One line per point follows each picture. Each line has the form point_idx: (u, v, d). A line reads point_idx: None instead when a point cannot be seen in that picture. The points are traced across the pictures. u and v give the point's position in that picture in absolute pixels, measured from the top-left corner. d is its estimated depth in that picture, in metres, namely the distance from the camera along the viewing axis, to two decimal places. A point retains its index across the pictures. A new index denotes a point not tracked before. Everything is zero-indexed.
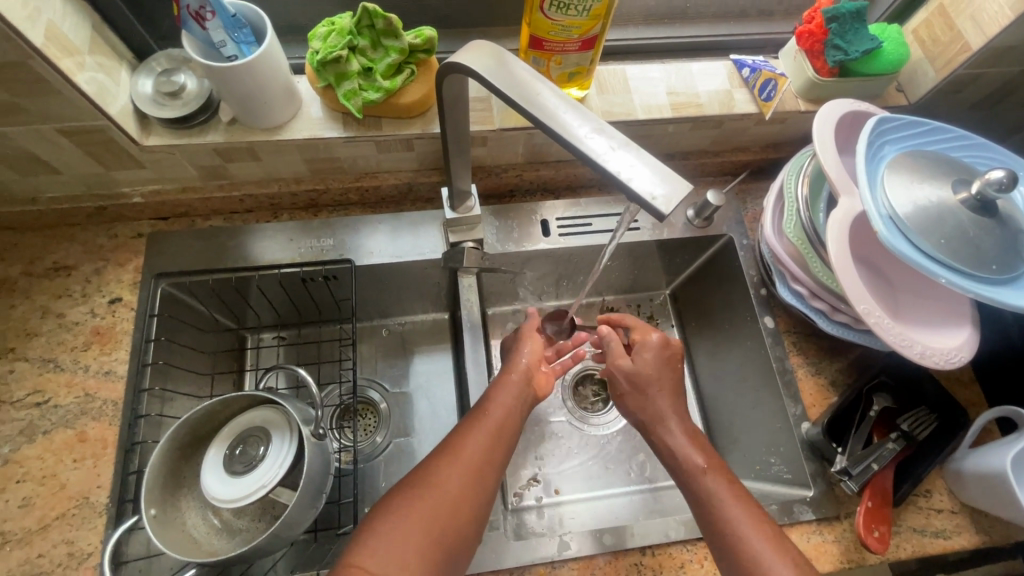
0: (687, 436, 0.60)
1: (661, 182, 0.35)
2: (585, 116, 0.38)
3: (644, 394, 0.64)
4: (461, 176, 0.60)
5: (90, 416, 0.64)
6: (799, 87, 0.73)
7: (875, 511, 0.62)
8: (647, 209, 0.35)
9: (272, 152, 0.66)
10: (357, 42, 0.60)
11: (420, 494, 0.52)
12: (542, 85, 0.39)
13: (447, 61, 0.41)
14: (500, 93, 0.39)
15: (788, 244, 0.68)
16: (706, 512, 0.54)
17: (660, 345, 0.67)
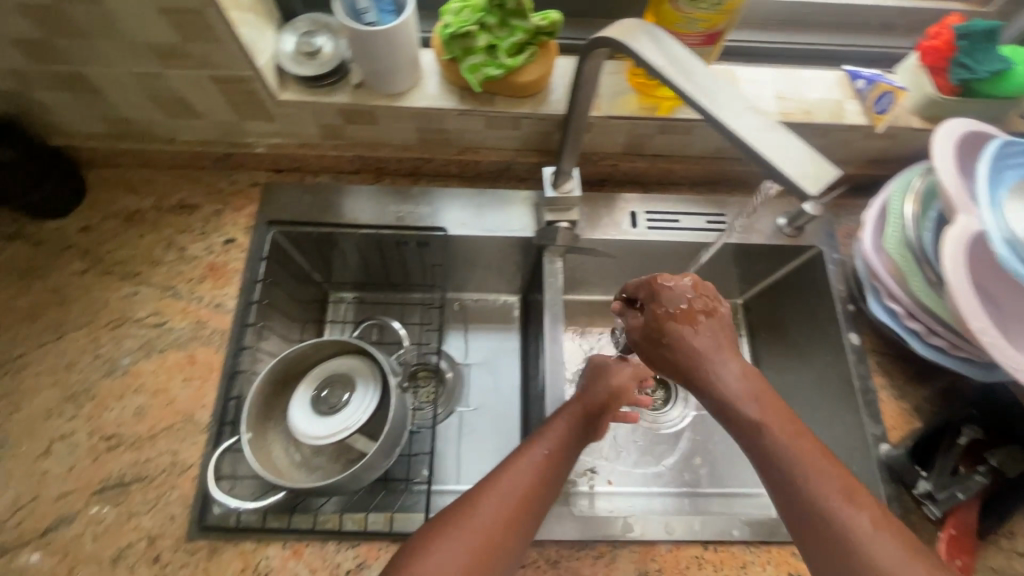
0: (739, 377, 0.52)
1: (808, 163, 0.36)
2: (735, 99, 0.40)
3: (682, 340, 0.54)
4: (569, 156, 0.63)
5: (200, 341, 0.69)
6: (915, 104, 0.71)
7: (959, 539, 0.61)
8: (791, 188, 0.36)
9: (390, 117, 0.70)
10: (487, 19, 0.62)
11: (454, 539, 0.51)
12: (693, 70, 0.41)
13: (599, 38, 0.44)
14: (649, 69, 0.41)
15: (887, 260, 0.67)
16: (772, 465, 0.48)
17: (692, 289, 0.57)
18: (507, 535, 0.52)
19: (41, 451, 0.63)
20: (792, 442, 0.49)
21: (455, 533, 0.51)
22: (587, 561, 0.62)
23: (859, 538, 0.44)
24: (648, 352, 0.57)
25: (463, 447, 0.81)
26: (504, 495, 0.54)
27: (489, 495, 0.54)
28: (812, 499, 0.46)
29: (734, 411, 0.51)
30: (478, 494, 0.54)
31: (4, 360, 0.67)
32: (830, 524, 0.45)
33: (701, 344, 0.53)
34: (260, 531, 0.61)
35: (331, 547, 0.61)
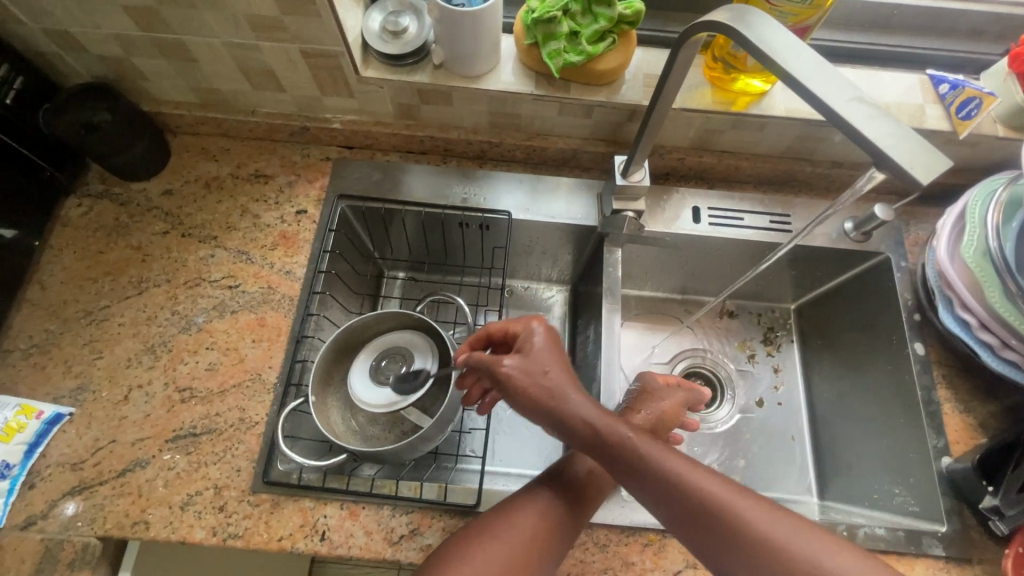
0: (596, 406, 0.55)
1: (918, 153, 0.36)
2: (843, 86, 0.39)
3: (542, 379, 0.56)
4: (644, 147, 0.63)
5: (270, 306, 0.72)
6: (1001, 112, 0.69)
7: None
8: (901, 177, 0.36)
9: (465, 99, 0.72)
10: (570, 7, 0.63)
11: (485, 551, 0.53)
12: (806, 59, 0.41)
13: (700, 23, 0.45)
14: (756, 51, 0.41)
15: (963, 269, 0.65)
16: (652, 480, 0.50)
17: (543, 329, 0.60)
18: (537, 551, 0.54)
19: (121, 398, 0.67)
20: (663, 453, 0.51)
21: (478, 549, 0.53)
22: (635, 547, 0.62)
23: (751, 525, 0.46)
24: (511, 390, 0.57)
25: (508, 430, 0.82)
26: (536, 514, 0.56)
27: (512, 514, 0.56)
28: (714, 506, 0.48)
29: (605, 441, 0.53)
30: (499, 512, 0.57)
31: (90, 310, 0.71)
32: (736, 525, 0.47)
33: (559, 376, 0.57)
34: (320, 490, 0.62)
35: (386, 511, 0.63)
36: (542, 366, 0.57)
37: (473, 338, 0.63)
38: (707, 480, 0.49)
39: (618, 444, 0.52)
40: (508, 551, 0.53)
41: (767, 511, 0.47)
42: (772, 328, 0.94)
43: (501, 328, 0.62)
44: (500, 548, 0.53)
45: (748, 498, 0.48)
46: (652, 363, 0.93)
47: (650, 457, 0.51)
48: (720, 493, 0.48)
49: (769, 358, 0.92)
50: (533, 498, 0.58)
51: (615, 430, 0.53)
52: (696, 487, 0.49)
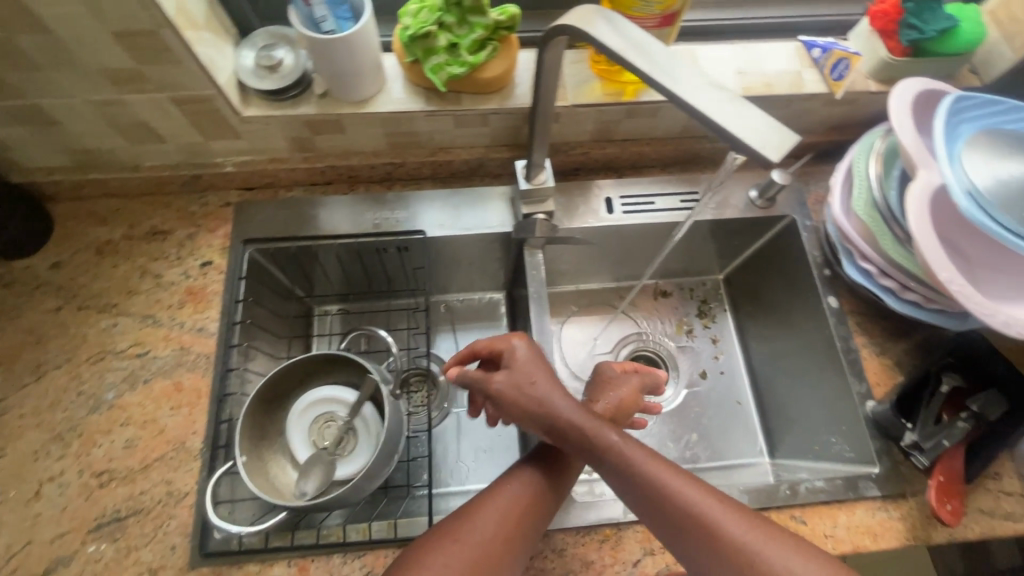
0: (584, 410, 0.56)
1: (767, 132, 0.37)
2: (693, 77, 0.40)
3: (529, 388, 0.58)
4: (540, 149, 0.63)
5: (185, 368, 0.68)
6: (871, 68, 0.73)
7: (946, 485, 0.63)
8: (753, 157, 0.37)
9: (357, 124, 0.70)
10: (445, 18, 0.63)
11: (451, 551, 0.52)
12: (664, 60, 0.41)
13: (557, 28, 0.45)
14: (609, 52, 0.42)
15: (857, 221, 0.69)
16: (623, 475, 0.52)
17: (527, 346, 0.61)
18: (514, 536, 0.54)
19: (31, 494, 0.62)
20: (647, 457, 0.53)
21: (467, 528, 0.54)
22: (593, 546, 0.62)
23: (714, 520, 0.49)
24: (504, 402, 0.59)
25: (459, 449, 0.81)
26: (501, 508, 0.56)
27: (501, 492, 0.57)
28: (697, 510, 0.49)
29: (581, 437, 0.55)
30: (488, 492, 0.58)
31: None
32: (717, 531, 0.48)
33: (544, 384, 0.58)
34: (264, 552, 0.60)
35: (338, 560, 0.61)
36: (528, 378, 0.58)
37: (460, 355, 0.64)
38: (676, 478, 0.51)
39: (595, 438, 0.54)
40: (493, 527, 0.54)
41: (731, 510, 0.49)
42: (705, 301, 0.97)
43: (485, 349, 0.62)
44: (489, 525, 0.54)
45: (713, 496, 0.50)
46: (596, 354, 0.94)
47: (624, 452, 0.53)
48: (687, 490, 0.50)
49: (706, 331, 0.95)
50: (504, 491, 0.57)
51: (601, 433, 0.55)
52: (663, 483, 0.51)
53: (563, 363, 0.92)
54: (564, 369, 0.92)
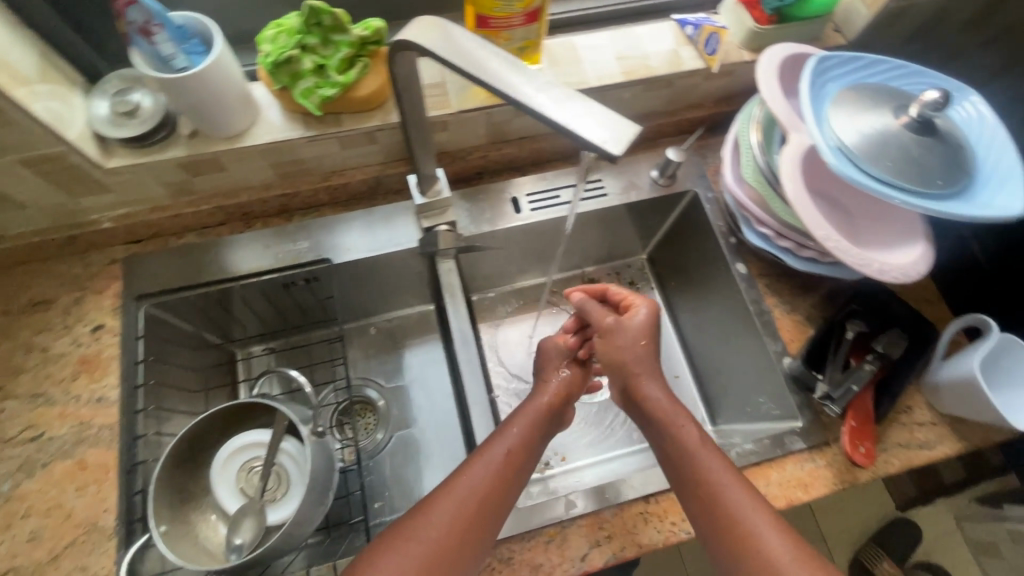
0: (671, 396, 0.63)
1: (608, 126, 0.37)
2: (527, 75, 0.40)
3: (638, 345, 0.66)
4: (426, 160, 0.62)
5: (88, 443, 0.64)
6: (742, 39, 0.74)
7: (859, 429, 0.67)
8: (597, 151, 0.37)
9: (237, 160, 0.67)
10: (307, 40, 0.60)
11: (405, 551, 0.52)
12: (497, 61, 0.41)
13: (390, 50, 0.44)
14: (443, 61, 0.41)
15: (749, 189, 0.71)
16: (683, 470, 0.57)
17: (649, 313, 0.68)
18: (469, 528, 0.55)
19: None
20: (706, 452, 0.57)
21: (453, 486, 0.57)
22: (539, 548, 0.62)
23: (755, 525, 0.51)
24: (609, 344, 0.68)
25: (413, 467, 0.82)
26: (460, 500, 0.56)
27: (487, 451, 0.60)
28: (734, 510, 0.53)
29: (662, 417, 0.61)
30: (477, 451, 0.61)
31: None
32: (749, 534, 0.51)
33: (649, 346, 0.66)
34: None
35: None
36: (639, 337, 0.66)
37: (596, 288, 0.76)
38: (741, 485, 0.55)
39: (671, 418, 0.61)
40: (477, 482, 0.57)
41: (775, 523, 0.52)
42: (633, 283, 0.98)
43: (619, 293, 0.73)
44: (472, 480, 0.57)
45: (766, 510, 0.53)
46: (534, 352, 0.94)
47: (697, 448, 0.58)
48: (743, 497, 0.54)
49: None
50: (463, 479, 0.57)
51: (676, 419, 0.61)
52: (722, 487, 0.54)
53: (500, 366, 0.92)
54: (502, 372, 0.91)
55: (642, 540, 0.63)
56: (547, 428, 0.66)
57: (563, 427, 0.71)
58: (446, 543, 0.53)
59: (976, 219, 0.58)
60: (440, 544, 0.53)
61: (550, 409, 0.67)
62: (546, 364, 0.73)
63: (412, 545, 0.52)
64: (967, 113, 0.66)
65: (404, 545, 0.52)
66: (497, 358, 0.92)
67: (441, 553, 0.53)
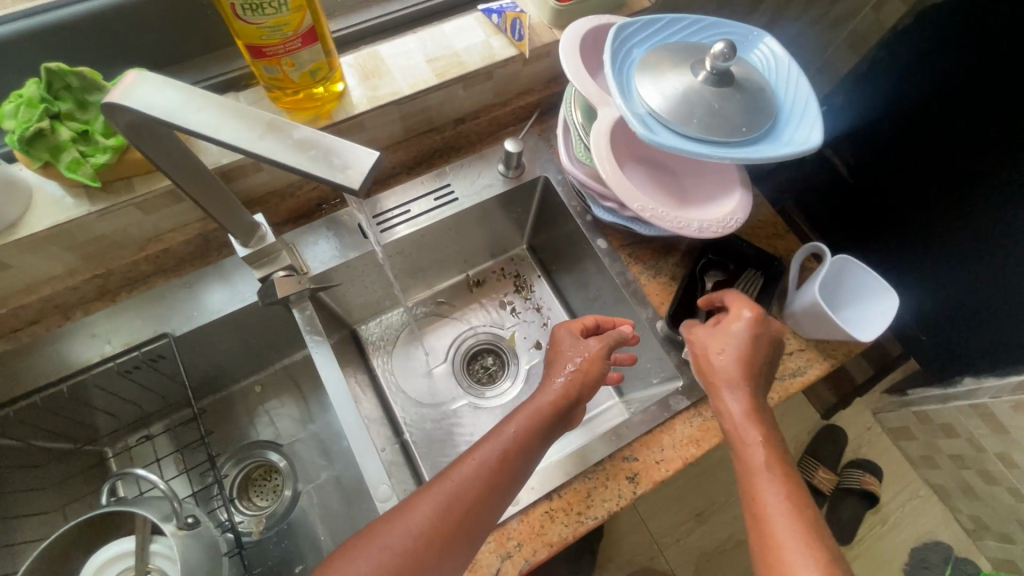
0: (751, 412, 0.61)
1: (346, 159, 0.36)
2: (256, 118, 0.38)
3: (716, 358, 0.63)
4: (226, 212, 0.56)
5: None
6: (549, 19, 0.74)
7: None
8: (341, 188, 0.36)
9: (21, 254, 0.59)
10: (57, 108, 0.53)
11: (373, 558, 0.50)
12: (224, 107, 0.39)
13: (111, 124, 0.40)
14: (164, 122, 0.38)
15: (584, 168, 0.71)
16: (747, 494, 0.59)
17: (743, 323, 0.63)
18: (446, 534, 0.52)
19: None
20: (771, 484, 0.57)
21: (437, 489, 0.54)
22: None
23: (790, 558, 0.52)
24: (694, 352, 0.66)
25: (332, 516, 0.80)
26: (437, 508, 0.53)
27: (484, 451, 0.57)
28: (780, 548, 0.53)
29: (734, 435, 0.61)
30: (469, 452, 0.58)
31: None
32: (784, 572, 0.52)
33: (729, 359, 0.62)
34: None
35: None
36: (718, 348, 0.63)
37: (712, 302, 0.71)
38: (788, 515, 0.55)
39: (743, 439, 0.61)
40: (464, 487, 0.55)
41: (811, 555, 0.52)
42: (518, 275, 0.98)
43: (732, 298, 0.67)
44: (458, 487, 0.54)
45: (813, 546, 0.53)
46: (433, 368, 0.92)
47: (759, 471, 0.58)
48: (786, 526, 0.54)
49: (528, 303, 0.96)
50: (446, 481, 0.55)
51: (751, 439, 0.60)
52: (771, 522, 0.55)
53: (400, 392, 0.88)
54: (404, 399, 0.88)
55: (552, 538, 0.63)
56: (554, 430, 0.62)
57: (570, 425, 0.66)
58: (422, 551, 0.51)
59: (782, 158, 0.60)
60: (414, 552, 0.51)
61: (556, 409, 0.62)
62: (558, 362, 0.67)
63: (383, 554, 0.50)
64: (763, 57, 0.69)
65: (378, 554, 0.50)
66: (395, 384, 0.89)
67: (412, 562, 0.50)
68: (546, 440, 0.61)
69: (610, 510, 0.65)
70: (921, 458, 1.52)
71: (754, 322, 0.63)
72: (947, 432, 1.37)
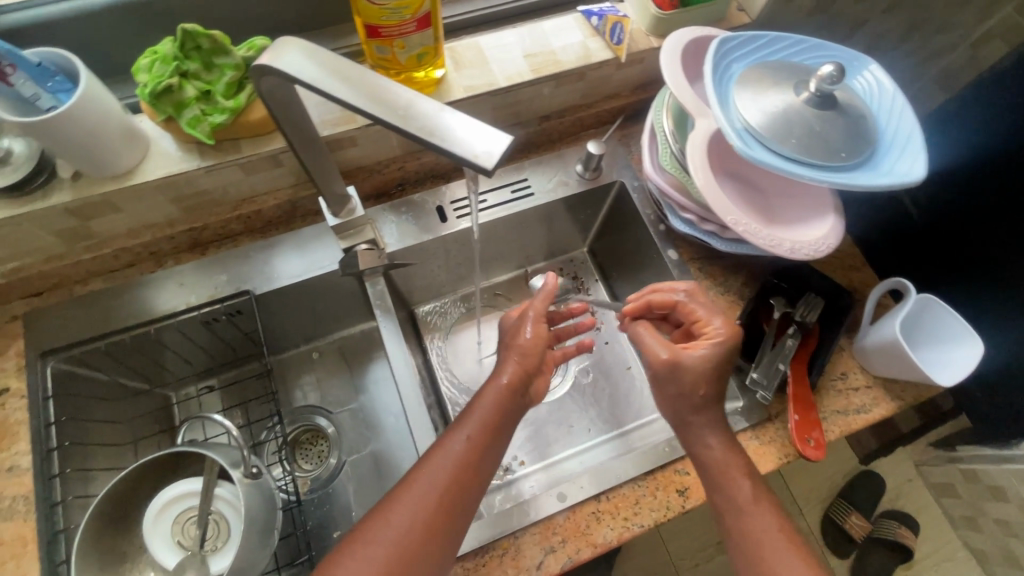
0: (728, 446, 0.60)
1: (478, 139, 0.37)
2: (395, 92, 0.40)
3: (694, 394, 0.61)
4: (326, 183, 0.59)
5: (2, 518, 0.60)
6: (647, 26, 0.74)
7: (804, 421, 0.65)
8: (471, 166, 0.37)
9: (132, 200, 0.63)
10: (187, 66, 0.57)
11: (363, 556, 0.51)
12: (366, 76, 0.40)
13: (253, 84, 0.43)
14: (308, 87, 0.40)
15: (668, 177, 0.71)
16: (735, 530, 0.57)
17: (711, 352, 0.61)
18: (431, 528, 0.53)
19: None
20: (760, 518, 0.57)
21: (416, 482, 0.55)
22: (494, 563, 0.62)
23: None
24: (662, 383, 0.64)
25: (373, 488, 0.82)
26: (416, 501, 0.54)
27: (451, 443, 0.58)
28: None
29: (716, 471, 0.59)
30: (438, 442, 0.58)
31: None
32: None
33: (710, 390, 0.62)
34: None
35: None
36: (695, 386, 0.61)
37: (657, 298, 0.68)
38: (790, 556, 0.54)
39: (730, 481, 0.58)
40: (441, 478, 0.55)
41: None
42: (576, 278, 0.97)
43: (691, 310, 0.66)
44: (436, 478, 0.55)
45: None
46: (484, 359, 0.92)
47: (747, 509, 0.57)
48: (792, 568, 0.54)
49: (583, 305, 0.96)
50: (422, 474, 0.56)
51: (731, 478, 0.59)
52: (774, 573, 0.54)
53: (450, 377, 0.90)
54: (453, 384, 0.89)
55: (596, 539, 0.63)
56: (516, 409, 0.63)
57: (535, 401, 0.67)
58: (410, 546, 0.52)
59: (880, 188, 0.59)
60: (408, 546, 0.52)
61: (512, 388, 0.63)
62: (512, 341, 0.66)
63: (372, 551, 0.51)
64: (865, 84, 0.68)
65: (372, 552, 0.51)
66: (445, 369, 0.91)
67: (402, 557, 0.51)
68: (509, 416, 0.62)
69: (656, 520, 0.64)
70: (962, 519, 1.45)
71: (731, 349, 0.61)
72: (996, 496, 1.30)
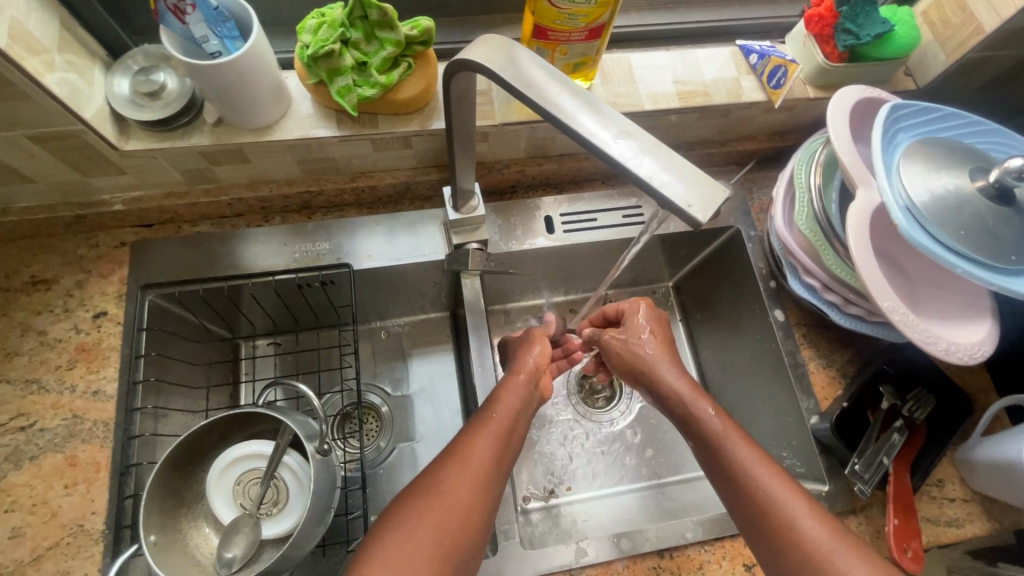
0: (686, 380, 0.60)
1: (694, 188, 0.35)
2: (593, 107, 0.38)
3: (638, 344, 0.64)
4: (461, 177, 0.57)
5: (80, 439, 0.61)
6: (808, 74, 0.70)
7: (904, 528, 0.61)
8: (680, 216, 0.35)
9: (262, 154, 0.63)
10: (350, 34, 0.56)
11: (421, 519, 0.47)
12: (555, 84, 0.39)
13: (450, 62, 0.40)
14: (517, 92, 0.38)
15: (799, 236, 0.67)
16: (718, 463, 0.54)
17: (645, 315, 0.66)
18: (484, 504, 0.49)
19: None
20: (734, 442, 0.54)
21: (469, 454, 0.51)
22: None
23: (794, 515, 0.48)
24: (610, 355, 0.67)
25: None
26: (463, 472, 0.50)
27: (493, 422, 0.54)
28: (771, 501, 0.49)
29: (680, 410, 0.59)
30: (480, 418, 0.55)
31: None
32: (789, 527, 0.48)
33: (662, 364, 0.62)
34: None
35: None
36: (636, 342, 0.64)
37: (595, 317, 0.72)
38: (771, 474, 0.51)
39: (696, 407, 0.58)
40: (488, 456, 0.51)
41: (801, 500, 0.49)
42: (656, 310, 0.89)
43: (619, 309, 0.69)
44: (484, 457, 0.51)
45: (796, 490, 0.50)
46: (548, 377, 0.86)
47: (722, 438, 0.55)
48: (772, 483, 0.50)
49: None
50: (469, 447, 0.52)
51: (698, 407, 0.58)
52: (775, 506, 0.49)
53: None
54: None
55: None
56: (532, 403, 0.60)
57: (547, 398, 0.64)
58: (464, 523, 0.47)
59: None
60: (470, 506, 0.48)
61: (528, 379, 0.61)
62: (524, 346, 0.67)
63: (435, 521, 0.47)
64: None
65: (438, 505, 0.47)
66: None
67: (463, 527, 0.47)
68: (530, 407, 0.59)
69: None
70: None
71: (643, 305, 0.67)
72: None
